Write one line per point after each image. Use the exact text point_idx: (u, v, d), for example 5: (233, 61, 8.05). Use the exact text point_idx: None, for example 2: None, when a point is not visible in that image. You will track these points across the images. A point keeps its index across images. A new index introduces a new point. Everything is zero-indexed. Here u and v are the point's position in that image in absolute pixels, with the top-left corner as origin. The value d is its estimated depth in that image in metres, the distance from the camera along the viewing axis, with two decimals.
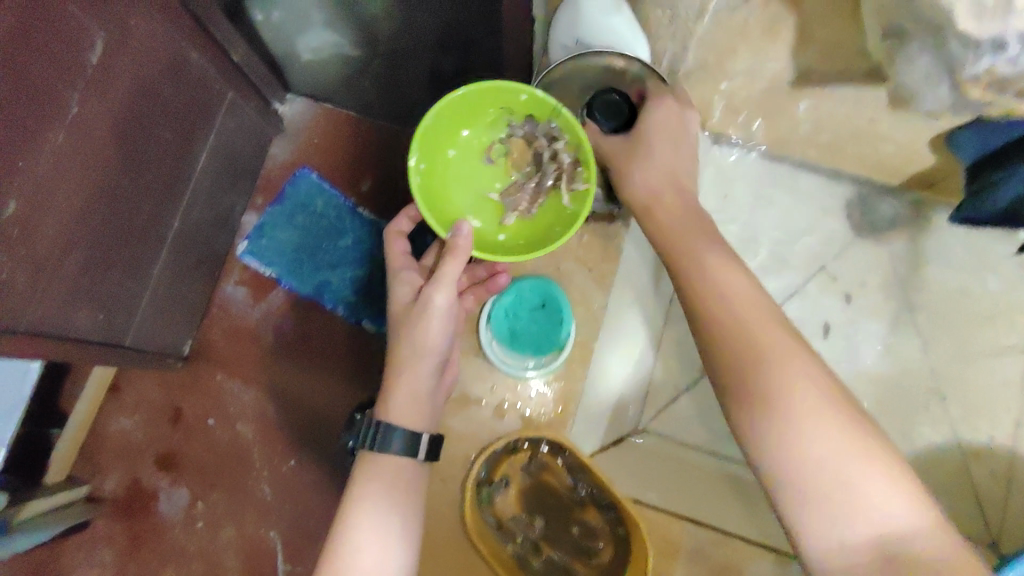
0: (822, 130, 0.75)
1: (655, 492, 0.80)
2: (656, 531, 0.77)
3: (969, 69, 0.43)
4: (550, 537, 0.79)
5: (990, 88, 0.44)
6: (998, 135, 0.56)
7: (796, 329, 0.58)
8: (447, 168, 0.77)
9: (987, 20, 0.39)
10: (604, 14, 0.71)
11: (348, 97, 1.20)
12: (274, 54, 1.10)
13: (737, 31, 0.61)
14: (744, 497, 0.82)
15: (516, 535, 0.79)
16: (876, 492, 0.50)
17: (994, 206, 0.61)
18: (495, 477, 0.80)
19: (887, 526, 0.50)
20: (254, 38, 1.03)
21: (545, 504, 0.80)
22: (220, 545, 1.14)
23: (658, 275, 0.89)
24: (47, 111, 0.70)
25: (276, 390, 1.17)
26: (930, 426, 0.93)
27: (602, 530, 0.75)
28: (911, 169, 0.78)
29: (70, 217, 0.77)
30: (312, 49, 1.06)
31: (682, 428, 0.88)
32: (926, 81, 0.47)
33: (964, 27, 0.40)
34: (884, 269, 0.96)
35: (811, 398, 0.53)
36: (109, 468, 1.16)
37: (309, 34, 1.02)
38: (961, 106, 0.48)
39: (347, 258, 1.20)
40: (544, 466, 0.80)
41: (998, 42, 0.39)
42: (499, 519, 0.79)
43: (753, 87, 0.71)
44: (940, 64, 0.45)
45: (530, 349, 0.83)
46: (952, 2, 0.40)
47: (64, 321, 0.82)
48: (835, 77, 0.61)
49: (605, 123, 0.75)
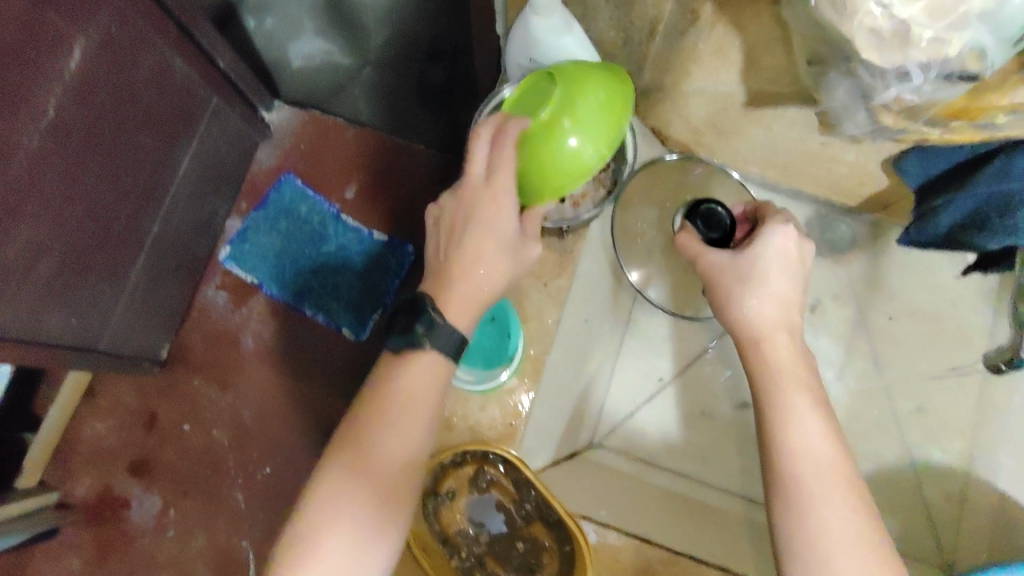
0: (777, 150, 0.77)
1: (607, 510, 0.78)
2: (605, 550, 0.74)
3: (880, 96, 0.46)
4: (498, 553, 0.79)
5: (904, 114, 0.48)
6: (940, 160, 0.59)
7: (775, 364, 0.62)
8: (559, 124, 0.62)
9: (889, 54, 0.41)
10: (555, 35, 0.68)
11: (348, 104, 1.24)
12: (263, 62, 1.21)
13: (688, 54, 0.62)
14: (697, 513, 0.84)
15: (463, 549, 0.79)
16: (838, 528, 0.56)
17: (936, 230, 0.62)
18: (441, 488, 0.79)
19: (848, 560, 0.55)
20: (247, 50, 1.18)
21: (496, 516, 0.79)
22: (191, 553, 1.13)
23: (617, 290, 0.93)
24: (22, 116, 0.71)
25: (252, 397, 1.17)
26: (894, 444, 0.93)
27: (547, 548, 0.76)
28: (866, 191, 0.80)
29: (43, 221, 0.78)
30: (304, 58, 1.20)
31: (638, 445, 0.95)
32: (849, 105, 0.50)
33: (867, 57, 0.42)
34: (845, 286, 0.97)
35: (799, 446, 0.59)
36: (81, 474, 1.16)
37: (300, 43, 1.18)
38: (880, 130, 0.52)
39: (326, 264, 1.20)
40: (493, 480, 0.77)
41: (902, 70, 0.43)
42: (450, 531, 0.79)
43: (709, 107, 0.72)
44: (857, 89, 0.47)
45: (479, 363, 0.79)
46: (852, 35, 0.41)
47: (34, 325, 0.82)
48: (782, 96, 0.62)
49: (703, 230, 0.69)
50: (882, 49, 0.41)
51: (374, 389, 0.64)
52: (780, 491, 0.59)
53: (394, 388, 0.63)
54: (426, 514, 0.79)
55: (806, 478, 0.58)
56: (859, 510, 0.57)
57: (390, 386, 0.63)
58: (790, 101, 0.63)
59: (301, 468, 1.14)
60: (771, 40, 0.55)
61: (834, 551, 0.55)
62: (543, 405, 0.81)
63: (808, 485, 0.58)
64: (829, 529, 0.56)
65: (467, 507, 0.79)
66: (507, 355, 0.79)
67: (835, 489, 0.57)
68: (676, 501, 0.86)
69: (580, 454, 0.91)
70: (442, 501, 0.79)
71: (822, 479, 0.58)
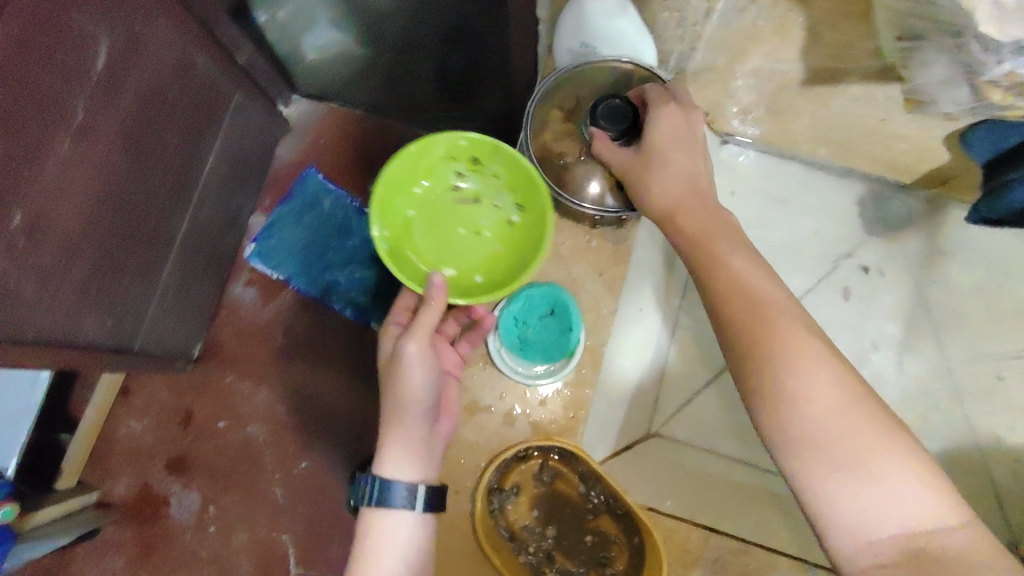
0: (832, 129, 0.75)
1: (674, 501, 0.80)
2: (669, 537, 0.78)
3: (990, 71, 0.45)
4: (565, 548, 0.79)
5: (1013, 90, 0.47)
6: (1013, 134, 0.56)
7: None
8: (435, 207, 0.78)
9: (1010, 25, 0.41)
10: (609, 15, 0.72)
11: (365, 98, 1.21)
12: (280, 54, 1.12)
13: (748, 33, 0.63)
14: (736, 496, 0.82)
15: (530, 545, 0.79)
16: (901, 497, 0.54)
17: (1012, 203, 0.60)
18: (506, 485, 0.80)
19: (911, 528, 0.53)
20: (259, 39, 1.05)
21: (559, 508, 0.80)
22: (233, 548, 1.14)
23: (670, 268, 0.91)
24: (56, 119, 0.70)
25: (289, 390, 1.18)
26: (947, 424, 0.92)
27: (617, 540, 0.78)
28: (925, 166, 0.77)
29: (78, 221, 0.77)
30: (318, 49, 1.10)
31: (692, 428, 0.91)
32: (948, 79, 0.49)
33: (986, 30, 0.42)
34: (903, 265, 0.95)
35: None
36: (120, 472, 1.17)
37: (313, 34, 1.05)
38: (979, 107, 0.51)
39: (356, 257, 1.19)
40: (557, 473, 0.80)
41: (1019, 42, 0.41)
42: (512, 524, 0.80)
43: (762, 86, 0.71)
44: (960, 63, 0.47)
45: (539, 356, 0.83)
46: (973, 8, 0.42)
47: (73, 329, 0.81)
48: (844, 70, 0.61)
49: (612, 129, 0.68)
50: (1003, 21, 0.41)
51: (369, 537, 0.68)
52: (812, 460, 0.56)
53: (391, 509, 0.68)
54: (492, 511, 0.79)
55: (872, 451, 0.55)
56: (919, 483, 0.54)
57: (381, 521, 0.68)
58: (852, 77, 0.62)
59: (340, 459, 1.15)
60: (842, 14, 0.55)
61: (879, 525, 0.54)
62: (601, 398, 0.85)
63: (864, 454, 0.55)
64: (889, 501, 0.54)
65: (532, 501, 0.80)
66: (563, 347, 0.83)
67: (891, 453, 0.55)
68: (724, 491, 0.83)
69: (643, 440, 0.89)
70: (509, 494, 0.80)
71: (869, 442, 0.55)
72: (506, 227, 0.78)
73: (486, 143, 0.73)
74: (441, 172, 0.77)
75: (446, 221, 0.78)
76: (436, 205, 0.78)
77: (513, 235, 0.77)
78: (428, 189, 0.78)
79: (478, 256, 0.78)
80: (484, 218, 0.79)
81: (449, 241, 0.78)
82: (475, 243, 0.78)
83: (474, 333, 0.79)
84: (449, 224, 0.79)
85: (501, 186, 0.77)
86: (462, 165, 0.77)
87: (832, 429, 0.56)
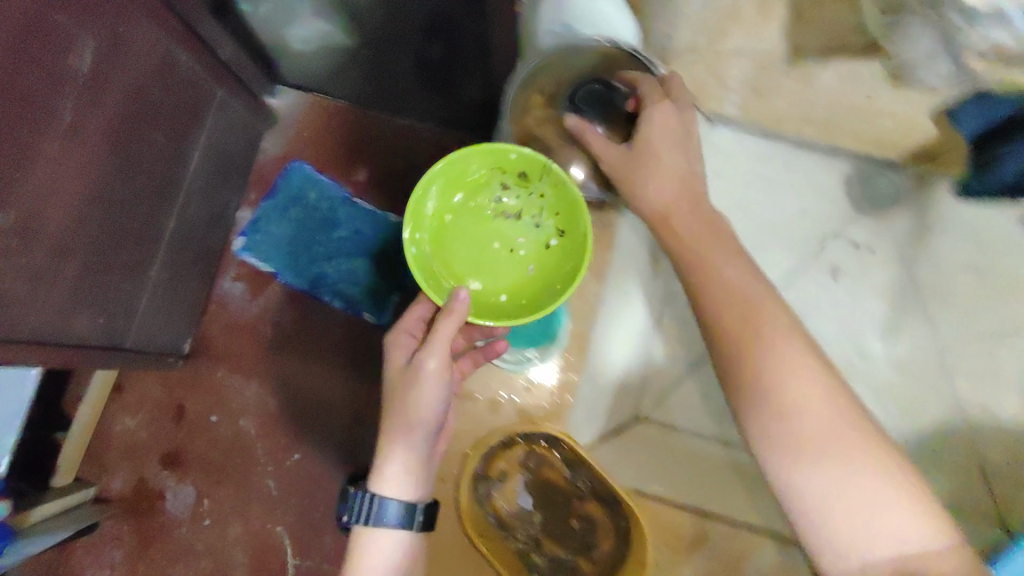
0: (817, 108, 0.74)
1: (659, 483, 0.79)
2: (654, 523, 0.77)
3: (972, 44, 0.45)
4: (553, 535, 0.78)
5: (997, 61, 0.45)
6: (998, 109, 0.55)
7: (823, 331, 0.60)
8: (471, 218, 0.72)
9: None
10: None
11: (355, 91, 1.19)
12: (263, 45, 1.11)
13: (727, 13, 0.62)
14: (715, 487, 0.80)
15: (519, 531, 0.78)
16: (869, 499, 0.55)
17: (1001, 178, 0.59)
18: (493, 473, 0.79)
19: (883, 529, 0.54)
20: (240, 29, 1.03)
21: (545, 500, 0.79)
22: (229, 540, 1.14)
23: (656, 258, 0.92)
24: (40, 120, 0.69)
25: (279, 383, 1.17)
26: None
27: (603, 525, 0.75)
28: (909, 144, 0.76)
29: (70, 223, 0.77)
30: (303, 40, 1.08)
31: (681, 413, 0.91)
32: (932, 53, 0.49)
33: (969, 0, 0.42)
34: (890, 243, 0.94)
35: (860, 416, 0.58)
36: (115, 468, 1.17)
37: (296, 25, 1.04)
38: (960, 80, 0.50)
39: (344, 250, 1.20)
40: (543, 459, 0.78)
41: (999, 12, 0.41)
42: (497, 512, 0.78)
43: (744, 65, 0.70)
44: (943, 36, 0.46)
45: (524, 341, 0.84)
46: None
47: (65, 329, 0.81)
48: (825, 47, 0.60)
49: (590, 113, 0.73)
50: None
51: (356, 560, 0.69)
52: (789, 463, 0.57)
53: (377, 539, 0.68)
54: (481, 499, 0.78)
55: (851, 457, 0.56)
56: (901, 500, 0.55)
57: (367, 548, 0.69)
58: (833, 54, 0.61)
59: (332, 451, 1.15)
60: None
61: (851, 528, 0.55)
62: (588, 386, 0.86)
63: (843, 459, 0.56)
64: (866, 516, 0.55)
65: (522, 489, 0.80)
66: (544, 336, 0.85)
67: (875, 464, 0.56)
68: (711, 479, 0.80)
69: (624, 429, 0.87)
70: (497, 483, 0.79)
71: (850, 453, 0.56)
72: (542, 251, 0.71)
73: (536, 161, 0.67)
74: (485, 182, 0.71)
75: (478, 235, 0.71)
76: (473, 215, 0.72)
77: (548, 263, 0.70)
78: (466, 200, 0.71)
79: (508, 276, 0.71)
80: (521, 238, 0.72)
81: (478, 257, 0.71)
82: (506, 262, 0.71)
83: (479, 350, 0.77)
84: (483, 238, 0.72)
85: (545, 208, 0.71)
86: (508, 179, 0.71)
87: (813, 414, 0.58)
